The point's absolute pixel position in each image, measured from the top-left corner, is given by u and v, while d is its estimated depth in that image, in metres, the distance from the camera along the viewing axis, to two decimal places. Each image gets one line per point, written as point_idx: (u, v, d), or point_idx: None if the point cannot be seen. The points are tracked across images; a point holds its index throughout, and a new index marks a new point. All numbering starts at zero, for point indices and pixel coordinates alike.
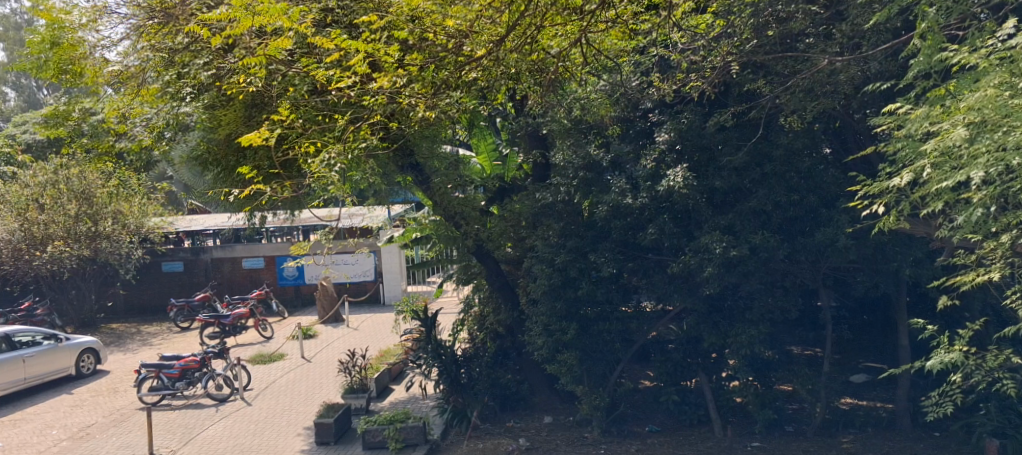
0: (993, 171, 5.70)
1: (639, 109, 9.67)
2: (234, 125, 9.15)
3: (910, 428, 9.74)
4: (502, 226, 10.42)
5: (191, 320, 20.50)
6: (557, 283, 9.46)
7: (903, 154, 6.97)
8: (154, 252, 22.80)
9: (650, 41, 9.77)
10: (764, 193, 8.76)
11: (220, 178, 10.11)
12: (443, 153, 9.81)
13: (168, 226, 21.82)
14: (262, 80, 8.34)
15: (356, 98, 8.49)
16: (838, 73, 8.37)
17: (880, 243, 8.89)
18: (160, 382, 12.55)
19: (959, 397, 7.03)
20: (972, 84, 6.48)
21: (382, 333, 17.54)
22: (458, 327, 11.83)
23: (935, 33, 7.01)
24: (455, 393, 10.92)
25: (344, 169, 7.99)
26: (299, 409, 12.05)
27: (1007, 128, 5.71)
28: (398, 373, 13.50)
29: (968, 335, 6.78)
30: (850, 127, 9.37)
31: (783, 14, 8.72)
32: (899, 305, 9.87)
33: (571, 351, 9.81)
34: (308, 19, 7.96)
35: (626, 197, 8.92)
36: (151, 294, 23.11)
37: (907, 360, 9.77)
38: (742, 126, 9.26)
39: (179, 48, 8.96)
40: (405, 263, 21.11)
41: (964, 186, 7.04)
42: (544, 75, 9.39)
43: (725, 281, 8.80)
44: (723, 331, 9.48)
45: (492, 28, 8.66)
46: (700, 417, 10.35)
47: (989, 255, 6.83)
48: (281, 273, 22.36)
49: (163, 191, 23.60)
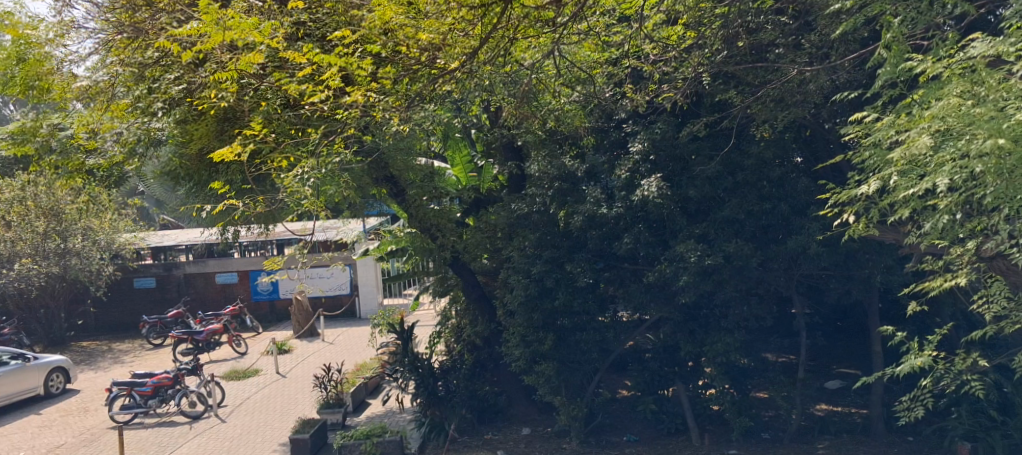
0: (957, 177, 5.85)
1: (613, 119, 9.73)
2: (206, 139, 9.01)
3: (884, 433, 9.82)
4: (477, 237, 10.40)
5: (164, 337, 20.24)
6: (533, 294, 9.50)
7: (872, 162, 7.07)
8: (126, 268, 22.52)
9: (622, 53, 9.56)
10: (736, 201, 8.99)
11: (193, 191, 10.08)
12: (418, 165, 9.80)
13: (140, 242, 21.56)
14: (234, 95, 8.35)
15: (329, 112, 8.44)
16: (808, 83, 8.42)
17: (852, 250, 9.04)
18: (133, 400, 12.47)
19: (930, 400, 7.08)
20: (937, 92, 6.61)
21: (357, 347, 17.38)
22: (435, 339, 11.72)
23: (901, 43, 7.15)
24: (432, 406, 10.91)
25: (318, 182, 8.05)
26: (275, 424, 11.91)
27: (970, 136, 5.81)
28: (375, 387, 13.40)
29: (936, 340, 6.84)
30: (821, 136, 9.45)
31: (754, 25, 8.88)
32: (872, 312, 10.02)
33: (549, 361, 9.90)
34: (281, 33, 7.97)
35: (601, 207, 9.05)
36: (121, 312, 22.77)
37: (879, 367, 9.89)
38: (715, 136, 9.38)
39: (150, 62, 8.94)
40: (382, 275, 21.10)
41: (932, 194, 7.21)
42: (518, 87, 9.24)
43: (701, 288, 8.93)
44: (699, 339, 9.66)
45: (466, 40, 8.40)
46: (677, 426, 10.39)
47: (956, 261, 6.99)
48: (255, 288, 22.17)
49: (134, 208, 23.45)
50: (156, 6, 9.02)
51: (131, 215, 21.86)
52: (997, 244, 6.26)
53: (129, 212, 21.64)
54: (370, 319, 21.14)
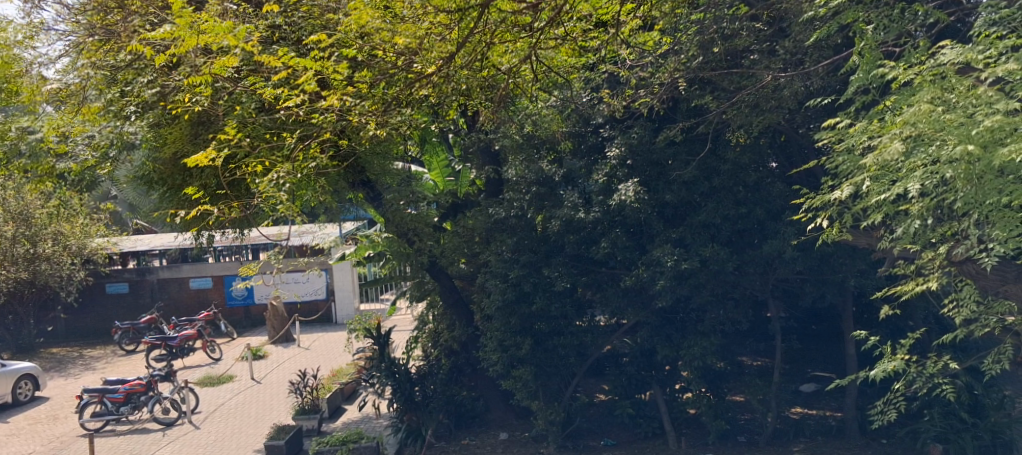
0: (928, 183, 5.93)
1: (590, 124, 9.82)
2: (180, 143, 8.93)
3: (858, 435, 9.92)
4: (455, 242, 10.32)
5: (137, 343, 20.03)
6: (510, 299, 9.51)
7: (845, 168, 7.15)
8: (98, 274, 22.25)
9: (599, 58, 9.54)
10: (712, 206, 9.06)
11: (166, 196, 9.94)
12: (396, 169, 9.73)
13: (112, 247, 21.21)
14: (208, 99, 8.24)
15: (305, 116, 8.26)
16: (782, 89, 8.40)
17: (825, 254, 9.14)
18: (104, 407, 12.29)
19: (902, 403, 7.15)
20: (908, 99, 6.65)
21: (333, 353, 17.23)
22: (412, 344, 11.68)
23: (874, 50, 7.20)
24: (408, 412, 10.87)
25: (294, 188, 7.97)
26: (250, 431, 11.80)
27: (940, 142, 5.85)
28: (351, 392, 13.31)
29: (908, 343, 6.91)
30: (795, 141, 9.52)
31: (729, 31, 8.77)
32: (846, 316, 10.15)
33: (526, 366, 9.88)
34: (256, 37, 7.86)
35: (578, 211, 9.14)
36: (93, 318, 22.55)
37: (853, 370, 9.99)
38: (691, 141, 9.41)
39: (122, 65, 8.85)
40: (358, 280, 20.97)
41: (903, 199, 7.30)
42: (494, 91, 9.08)
43: (677, 292, 9.07)
44: (676, 343, 9.72)
45: (443, 45, 8.30)
46: (653, 430, 10.44)
47: (927, 265, 7.09)
48: (229, 293, 21.93)
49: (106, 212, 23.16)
50: (128, 8, 8.87)
51: (103, 220, 21.52)
52: (967, 249, 6.34)
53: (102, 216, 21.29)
54: (346, 325, 21.01)
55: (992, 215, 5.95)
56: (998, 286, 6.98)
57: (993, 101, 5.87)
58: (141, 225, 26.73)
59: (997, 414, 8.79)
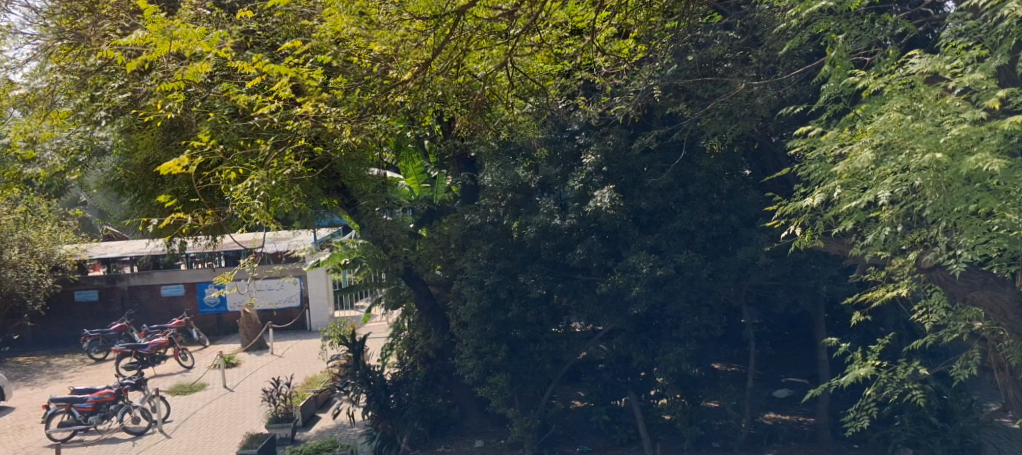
0: (898, 190, 6.01)
1: (566, 131, 9.89)
2: (152, 149, 8.73)
3: (830, 440, 10.07)
4: (430, 248, 10.51)
5: (107, 351, 19.76)
6: (486, 306, 9.51)
7: (817, 175, 7.21)
8: (67, 281, 21.94)
9: (575, 65, 9.35)
10: (687, 213, 9.15)
11: (138, 202, 9.77)
12: (372, 176, 9.68)
13: (82, 253, 20.91)
14: (181, 106, 8.16)
15: (279, 123, 8.15)
16: (755, 97, 8.48)
17: (798, 261, 9.27)
18: (72, 417, 12.12)
19: (873, 409, 7.23)
20: (879, 108, 6.70)
21: (308, 360, 17.08)
22: (387, 351, 11.63)
23: (845, 59, 7.24)
24: (383, 420, 10.83)
25: (269, 195, 7.87)
26: (222, 440, 11.67)
27: (908, 151, 5.85)
28: (325, 400, 13.21)
29: (878, 349, 6.96)
30: (768, 149, 9.61)
31: (702, 40, 9.04)
32: (819, 322, 10.27)
33: (502, 373, 9.89)
34: (230, 43, 7.78)
35: (554, 218, 9.16)
36: (61, 326, 22.20)
37: (826, 376, 10.09)
38: (666, 148, 9.48)
39: (91, 70, 8.67)
40: (333, 287, 20.83)
41: (874, 206, 7.40)
42: (471, 98, 9.06)
43: (652, 299, 9.14)
44: (651, 349, 9.77)
45: (418, 51, 8.32)
46: (629, 436, 10.49)
47: (898, 272, 7.20)
48: (202, 300, 21.72)
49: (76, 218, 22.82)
50: (99, 12, 8.84)
51: (72, 226, 21.16)
52: (936, 255, 6.41)
53: (71, 222, 20.95)
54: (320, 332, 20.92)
55: (959, 222, 6.00)
56: (966, 293, 6.72)
57: (960, 110, 5.92)
58: (112, 231, 26.35)
59: (965, 419, 8.97)
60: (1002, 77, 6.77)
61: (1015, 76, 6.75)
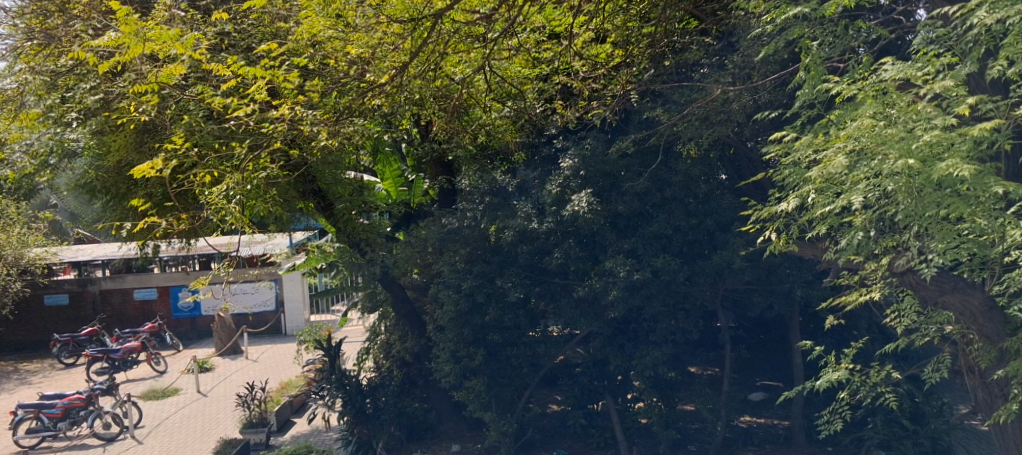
0: (870, 195, 6.13)
1: (543, 135, 10.09)
2: (125, 152, 8.84)
3: (804, 443, 10.14)
4: (407, 252, 10.20)
5: (77, 356, 19.48)
6: (463, 310, 9.53)
7: (791, 180, 7.25)
8: (36, 285, 21.62)
9: (553, 69, 9.26)
10: (664, 217, 9.18)
11: (109, 205, 9.88)
12: (348, 179, 9.68)
13: (52, 257, 20.57)
14: (155, 108, 8.08)
15: (255, 125, 8.09)
16: (730, 102, 8.51)
17: (772, 265, 9.39)
18: (41, 423, 11.95)
19: (846, 412, 7.27)
20: (852, 114, 6.74)
21: (283, 365, 16.96)
22: (363, 356, 11.58)
23: (819, 65, 7.20)
24: (359, 424, 10.79)
25: (245, 199, 7.82)
26: (195, 445, 11.54)
27: (881, 156, 5.91)
28: (300, 405, 13.11)
29: (851, 353, 6.96)
30: (744, 154, 9.69)
31: (679, 45, 9.17)
32: (793, 325, 10.38)
33: (480, 377, 9.88)
34: (204, 45, 7.71)
35: (532, 221, 9.25)
36: (31, 330, 21.89)
37: (799, 378, 10.23)
38: (643, 152, 9.50)
39: (62, 71, 8.70)
40: (309, 291, 20.69)
41: (847, 211, 7.47)
42: (449, 101, 9.07)
43: (629, 303, 9.16)
44: (627, 353, 9.81)
45: (396, 54, 8.32)
46: (606, 439, 10.54)
47: (870, 276, 7.28)
48: (175, 304, 21.40)
49: (46, 220, 22.45)
50: (70, 12, 8.73)
51: (42, 229, 20.81)
52: (908, 260, 6.46)
53: (41, 225, 20.60)
54: (295, 336, 20.78)
55: (931, 226, 6.04)
56: (937, 298, 6.79)
57: (932, 116, 5.92)
58: (83, 234, 25.93)
59: (936, 421, 9.15)
60: (971, 84, 6.89)
61: (984, 84, 6.86)
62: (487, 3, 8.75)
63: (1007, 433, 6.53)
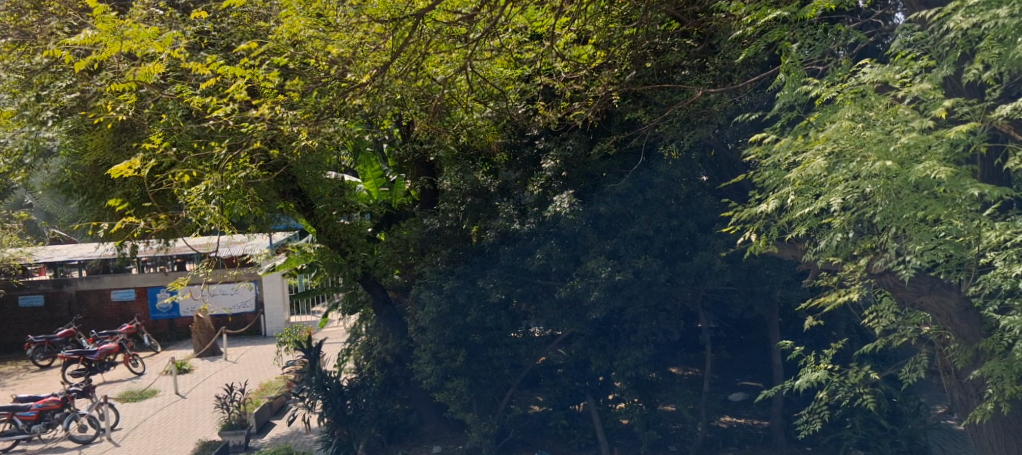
0: (850, 197, 6.13)
1: (525, 136, 9.91)
2: (101, 150, 8.82)
3: (784, 444, 10.19)
4: (389, 253, 10.16)
5: (51, 358, 19.21)
6: (444, 311, 9.43)
7: (771, 181, 7.26)
8: (10, 286, 21.33)
9: (535, 70, 9.32)
10: (646, 218, 9.15)
11: (87, 205, 9.84)
12: (329, 179, 9.65)
13: (27, 258, 20.26)
14: (133, 107, 7.99)
15: (234, 125, 8.02)
16: (711, 104, 8.53)
17: (752, 266, 9.43)
18: (14, 426, 11.79)
19: (825, 413, 7.29)
20: (832, 116, 6.73)
21: (263, 366, 16.86)
22: (344, 357, 11.52)
23: (799, 67, 7.17)
24: (339, 426, 10.73)
25: (224, 200, 7.75)
26: (172, 448, 11.43)
27: (861, 158, 5.92)
28: (279, 407, 13.03)
29: (830, 354, 6.99)
30: (725, 155, 9.72)
31: (661, 46, 8.95)
32: (773, 326, 10.48)
33: (461, 378, 9.84)
34: (183, 43, 7.62)
35: (513, 223, 9.21)
36: (5, 332, 21.62)
37: (779, 379, 10.29)
38: (624, 154, 9.59)
39: (37, 68, 8.31)
40: (288, 292, 20.56)
41: (826, 213, 7.49)
42: (431, 101, 9.04)
43: (611, 304, 9.17)
44: (609, 354, 9.81)
45: (377, 54, 8.27)
46: (587, 440, 10.55)
47: (849, 277, 7.32)
48: (153, 305, 21.18)
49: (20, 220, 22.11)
50: (45, 9, 8.61)
51: (17, 229, 20.48)
52: (886, 261, 6.50)
53: (15, 225, 20.27)
54: (275, 337, 20.65)
55: (909, 228, 6.04)
56: (915, 298, 6.79)
57: (909, 119, 5.99)
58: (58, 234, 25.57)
59: (913, 421, 9.34)
60: (949, 87, 6.92)
61: (961, 87, 6.90)
62: (469, 3, 8.74)
63: (981, 433, 6.62)
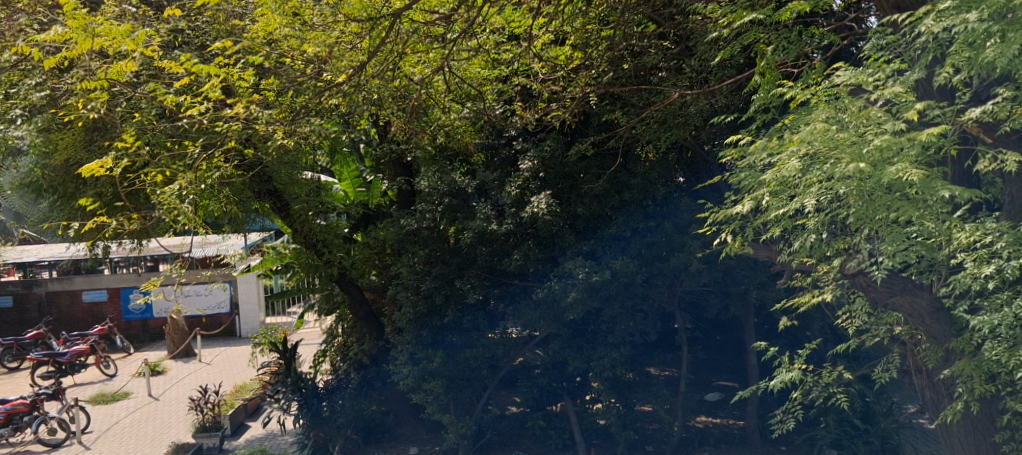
0: (823, 199, 6.16)
1: (503, 136, 9.83)
2: (73, 150, 8.66)
3: (759, 443, 10.28)
4: (365, 253, 10.37)
5: (22, 360, 18.91)
6: (421, 312, 9.61)
7: (745, 183, 7.30)
8: None
9: (512, 71, 9.34)
10: (623, 219, 9.32)
11: (58, 205, 9.78)
12: (304, 179, 9.63)
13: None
14: (105, 105, 7.89)
15: (209, 124, 7.96)
16: (688, 106, 8.56)
17: (728, 267, 9.48)
18: None
19: (798, 412, 7.34)
20: (806, 118, 6.77)
21: (238, 367, 16.73)
22: (320, 358, 11.45)
23: (774, 69, 7.21)
24: (315, 428, 10.73)
25: (198, 199, 7.67)
26: (145, 451, 11.31)
27: (833, 160, 5.95)
28: (255, 409, 12.93)
29: (804, 354, 7.03)
30: (701, 156, 9.75)
31: (637, 48, 9.04)
32: (748, 326, 10.51)
33: (438, 379, 9.72)
34: (156, 41, 7.52)
35: (490, 224, 9.20)
36: None
37: (754, 378, 10.35)
38: (602, 155, 9.61)
39: (7, 66, 8.40)
40: (264, 293, 20.42)
41: (799, 213, 7.54)
42: (408, 101, 9.03)
43: (588, 305, 9.17)
44: (586, 354, 9.79)
45: (353, 54, 8.23)
46: (564, 441, 10.55)
47: (823, 278, 7.37)
48: (126, 306, 20.91)
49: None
50: (14, 6, 8.52)
51: None
52: (859, 262, 6.55)
53: None
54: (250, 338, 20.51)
55: (881, 229, 6.11)
56: (887, 298, 6.95)
57: (882, 121, 6.07)
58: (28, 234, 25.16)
59: (885, 420, 9.44)
60: (920, 91, 6.99)
61: (931, 90, 6.98)
62: (446, 3, 8.74)
63: (950, 432, 6.70)
